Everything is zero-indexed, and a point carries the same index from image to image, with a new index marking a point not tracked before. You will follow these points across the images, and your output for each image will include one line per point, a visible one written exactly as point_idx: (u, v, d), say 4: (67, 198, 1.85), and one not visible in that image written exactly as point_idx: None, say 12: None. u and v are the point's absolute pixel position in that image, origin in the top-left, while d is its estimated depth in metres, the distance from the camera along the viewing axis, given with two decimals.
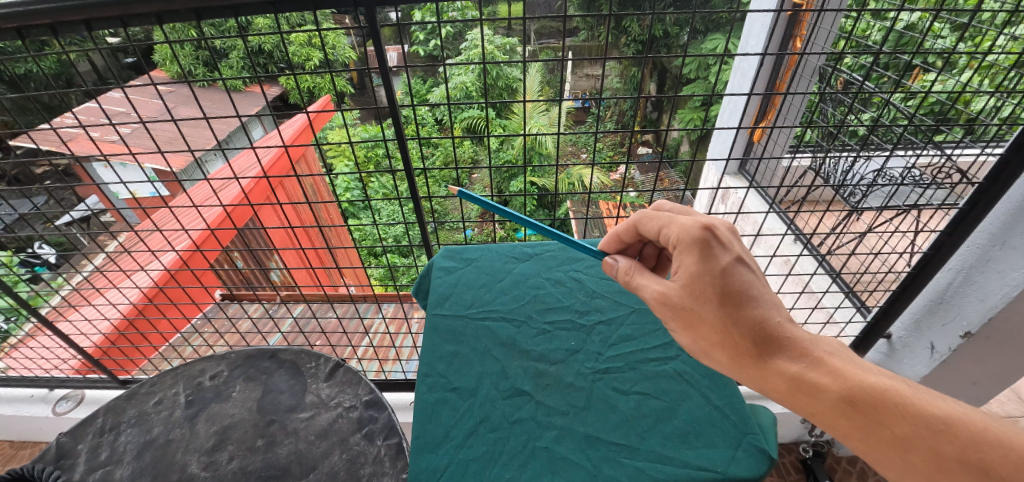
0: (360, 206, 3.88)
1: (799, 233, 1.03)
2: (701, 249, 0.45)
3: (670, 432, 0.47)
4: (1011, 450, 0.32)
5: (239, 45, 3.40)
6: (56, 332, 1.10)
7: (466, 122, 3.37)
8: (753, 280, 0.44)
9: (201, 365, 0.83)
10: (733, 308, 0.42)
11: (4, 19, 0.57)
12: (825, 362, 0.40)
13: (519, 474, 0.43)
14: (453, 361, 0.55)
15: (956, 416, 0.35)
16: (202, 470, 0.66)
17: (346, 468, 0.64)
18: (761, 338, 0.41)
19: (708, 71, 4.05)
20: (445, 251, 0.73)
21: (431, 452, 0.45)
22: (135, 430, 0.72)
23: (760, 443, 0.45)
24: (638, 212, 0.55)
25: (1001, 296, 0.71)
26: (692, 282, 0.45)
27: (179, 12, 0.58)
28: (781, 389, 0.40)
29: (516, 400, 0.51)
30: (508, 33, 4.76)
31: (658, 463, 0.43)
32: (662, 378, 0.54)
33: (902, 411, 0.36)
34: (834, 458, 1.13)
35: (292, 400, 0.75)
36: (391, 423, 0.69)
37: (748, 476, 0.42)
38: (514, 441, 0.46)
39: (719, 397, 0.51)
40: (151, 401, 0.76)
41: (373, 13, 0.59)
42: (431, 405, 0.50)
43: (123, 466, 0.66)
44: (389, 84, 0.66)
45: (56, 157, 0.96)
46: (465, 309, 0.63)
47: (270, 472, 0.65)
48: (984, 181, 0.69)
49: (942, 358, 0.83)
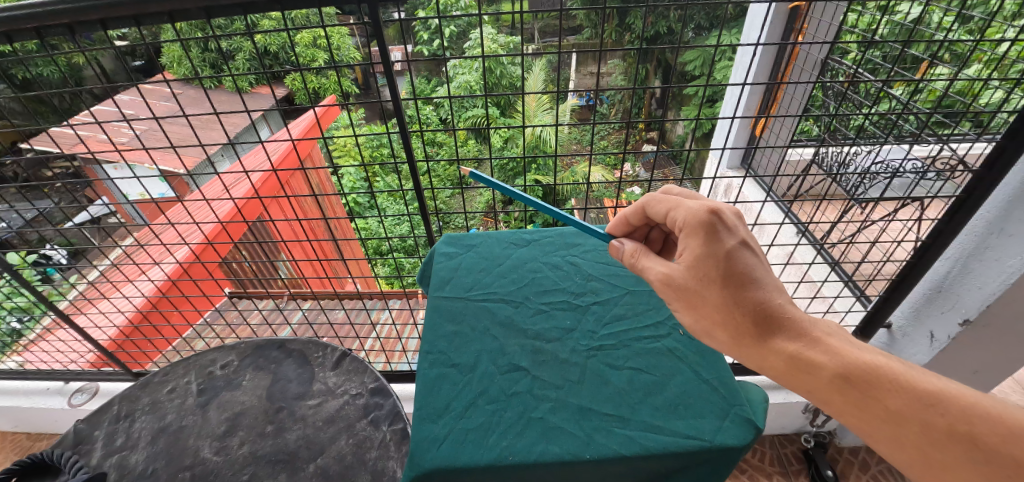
0: (366, 205, 3.93)
1: (799, 222, 1.03)
2: (706, 232, 0.46)
3: (661, 404, 0.48)
4: (1000, 423, 0.32)
5: (245, 46, 3.44)
6: (74, 326, 1.14)
7: (470, 119, 3.39)
8: (756, 264, 0.46)
9: (211, 355, 0.85)
10: (736, 289, 0.44)
11: (23, 20, 0.60)
12: (822, 342, 0.41)
13: (514, 442, 0.44)
14: (453, 340, 0.57)
15: (948, 392, 0.35)
16: (214, 454, 0.68)
17: (353, 452, 0.66)
18: (761, 317, 0.43)
19: (712, 66, 4.04)
20: (447, 237, 0.75)
21: (432, 422, 0.47)
22: (149, 417, 0.74)
23: (747, 414, 0.46)
24: (645, 196, 0.56)
25: (1000, 282, 0.71)
26: (696, 265, 0.46)
27: (191, 11, 0.60)
28: (778, 367, 0.41)
29: (512, 375, 0.52)
30: (512, 31, 4.76)
31: (649, 432, 0.45)
32: (653, 354, 0.55)
33: (896, 386, 0.37)
34: (835, 449, 1.13)
35: (300, 387, 0.77)
36: (396, 409, 0.71)
37: (734, 443, 0.43)
38: (511, 412, 0.48)
39: (709, 371, 0.52)
40: (163, 390, 0.79)
41: (375, 10, 0.61)
42: (431, 379, 0.52)
43: (138, 452, 0.69)
44: (393, 82, 0.68)
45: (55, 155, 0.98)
46: (465, 292, 0.65)
47: (280, 456, 0.67)
48: (982, 167, 0.69)
49: (941, 346, 0.83)
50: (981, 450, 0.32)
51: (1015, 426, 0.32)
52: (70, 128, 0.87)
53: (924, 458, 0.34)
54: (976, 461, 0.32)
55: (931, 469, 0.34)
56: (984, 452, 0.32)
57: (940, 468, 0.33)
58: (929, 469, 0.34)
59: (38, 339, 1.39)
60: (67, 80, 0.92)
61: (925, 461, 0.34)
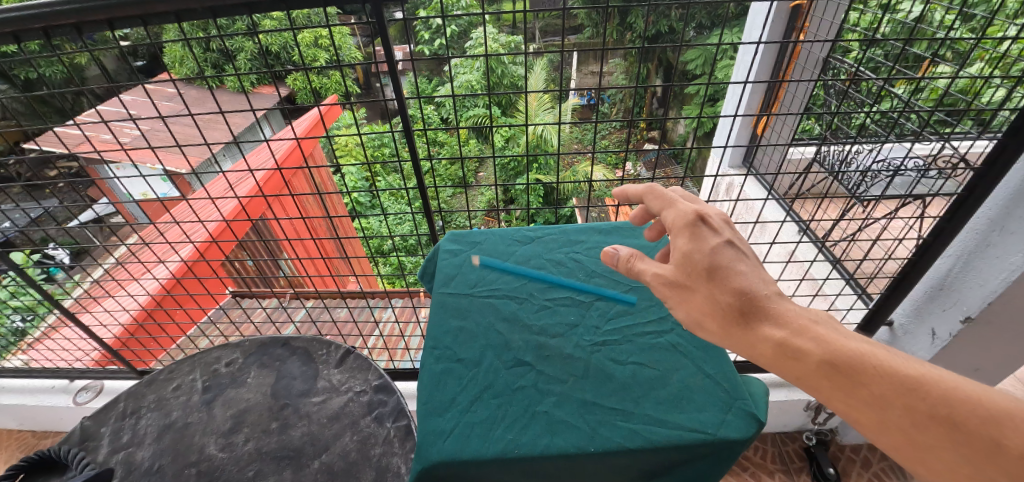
0: (368, 205, 3.95)
1: (799, 220, 1.03)
2: (691, 231, 0.48)
3: (664, 398, 0.49)
4: (980, 406, 0.33)
5: (247, 46, 3.45)
6: (80, 324, 1.15)
7: (472, 119, 3.40)
8: (743, 261, 0.46)
9: (216, 353, 0.86)
10: (723, 283, 0.44)
11: (32, 20, 0.60)
12: (810, 330, 0.41)
13: (520, 435, 0.45)
14: (458, 335, 0.57)
15: (930, 376, 0.35)
16: (219, 451, 0.69)
17: (357, 448, 0.67)
18: (748, 307, 0.43)
19: (714, 65, 4.05)
20: (451, 234, 0.75)
21: (438, 416, 0.47)
22: (154, 414, 0.75)
23: (749, 407, 0.47)
24: (643, 188, 0.57)
25: (1000, 280, 0.71)
26: (683, 262, 0.47)
27: (197, 10, 0.60)
28: (767, 354, 0.41)
29: (517, 369, 0.53)
30: (513, 31, 4.77)
31: (653, 426, 0.45)
32: (657, 349, 0.55)
33: (880, 372, 0.36)
34: (837, 447, 1.14)
35: (304, 385, 0.78)
36: (400, 406, 0.72)
37: (737, 437, 0.44)
38: (516, 406, 0.48)
39: (712, 366, 0.53)
40: (169, 388, 0.80)
41: (379, 10, 0.62)
42: (436, 374, 0.52)
43: (144, 448, 0.70)
44: (397, 82, 0.68)
45: (56, 155, 0.98)
46: (469, 288, 0.65)
47: (285, 453, 0.67)
48: (984, 164, 0.69)
49: (943, 343, 0.84)
50: (961, 433, 0.32)
51: (994, 409, 0.32)
52: (75, 127, 0.87)
53: (907, 442, 0.34)
54: (957, 443, 0.32)
55: (914, 452, 0.34)
56: (964, 434, 0.32)
57: (923, 450, 0.34)
58: (912, 452, 0.34)
59: (42, 337, 1.40)
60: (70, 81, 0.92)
61: (908, 444, 0.34)
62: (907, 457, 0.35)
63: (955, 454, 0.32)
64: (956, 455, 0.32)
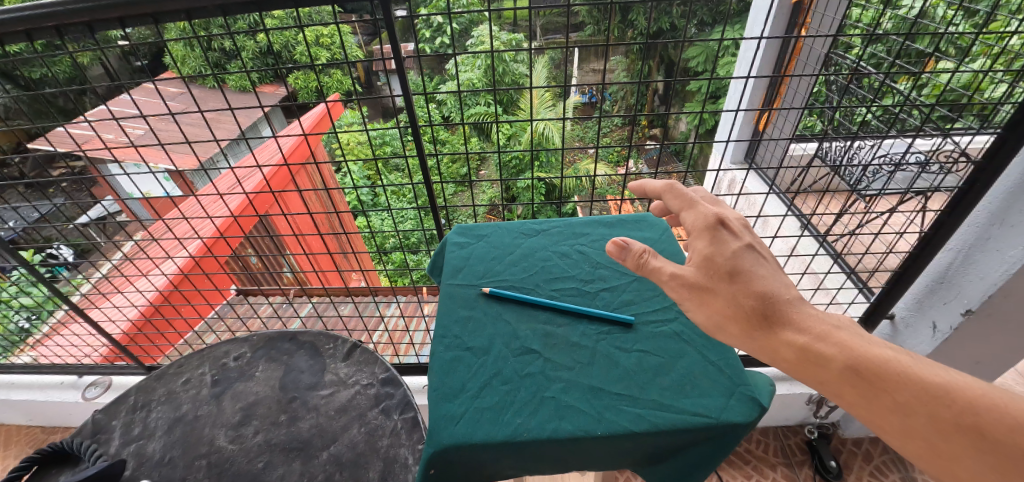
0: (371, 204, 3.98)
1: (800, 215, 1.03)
2: (712, 235, 0.49)
3: (669, 384, 0.50)
4: (1005, 414, 0.33)
5: (249, 45, 3.47)
6: (89, 320, 1.16)
7: (474, 117, 3.42)
8: (762, 264, 0.48)
9: (224, 348, 0.87)
10: (743, 285, 0.45)
11: (44, 19, 0.61)
12: (832, 335, 0.41)
13: (528, 420, 0.46)
14: (466, 324, 0.58)
15: (955, 384, 0.36)
16: (229, 443, 0.70)
17: (365, 440, 0.68)
18: (768, 309, 0.44)
19: (716, 63, 4.05)
20: (458, 227, 0.76)
21: (449, 402, 0.48)
22: (165, 407, 0.76)
23: (751, 393, 0.48)
24: (663, 184, 0.58)
25: (1000, 273, 0.72)
26: (705, 263, 0.48)
27: (207, 8, 0.61)
28: (788, 359, 0.41)
29: (525, 357, 0.53)
30: (514, 28, 4.78)
31: (659, 411, 0.47)
32: (662, 337, 0.56)
33: (903, 379, 0.37)
34: (838, 440, 1.14)
35: (312, 378, 0.79)
36: (407, 398, 0.73)
37: (739, 421, 0.45)
38: (525, 392, 0.49)
39: (716, 353, 0.54)
40: (178, 381, 0.81)
41: (387, 8, 0.62)
42: (446, 362, 0.53)
43: (155, 440, 0.71)
44: (404, 79, 0.69)
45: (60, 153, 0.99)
46: (476, 280, 0.66)
47: (294, 444, 0.68)
48: (983, 159, 0.70)
49: (944, 337, 0.84)
50: (987, 442, 0.33)
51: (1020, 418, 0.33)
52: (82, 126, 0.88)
53: (931, 448, 0.35)
54: (981, 450, 0.33)
55: (938, 459, 0.35)
56: (988, 443, 0.33)
57: (947, 458, 0.34)
58: (936, 459, 0.35)
59: (52, 334, 1.42)
60: (74, 80, 0.92)
61: (932, 451, 0.35)
62: (931, 463, 0.35)
63: (980, 462, 0.33)
64: (978, 462, 0.33)
